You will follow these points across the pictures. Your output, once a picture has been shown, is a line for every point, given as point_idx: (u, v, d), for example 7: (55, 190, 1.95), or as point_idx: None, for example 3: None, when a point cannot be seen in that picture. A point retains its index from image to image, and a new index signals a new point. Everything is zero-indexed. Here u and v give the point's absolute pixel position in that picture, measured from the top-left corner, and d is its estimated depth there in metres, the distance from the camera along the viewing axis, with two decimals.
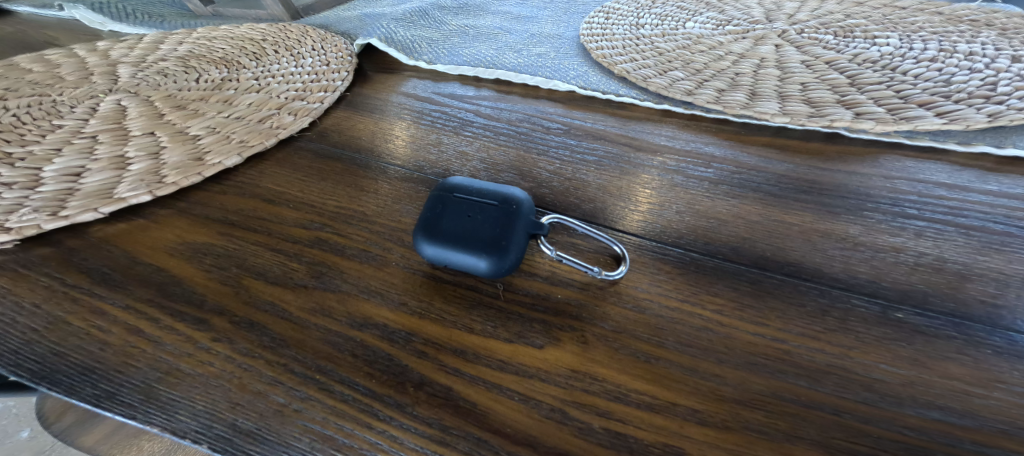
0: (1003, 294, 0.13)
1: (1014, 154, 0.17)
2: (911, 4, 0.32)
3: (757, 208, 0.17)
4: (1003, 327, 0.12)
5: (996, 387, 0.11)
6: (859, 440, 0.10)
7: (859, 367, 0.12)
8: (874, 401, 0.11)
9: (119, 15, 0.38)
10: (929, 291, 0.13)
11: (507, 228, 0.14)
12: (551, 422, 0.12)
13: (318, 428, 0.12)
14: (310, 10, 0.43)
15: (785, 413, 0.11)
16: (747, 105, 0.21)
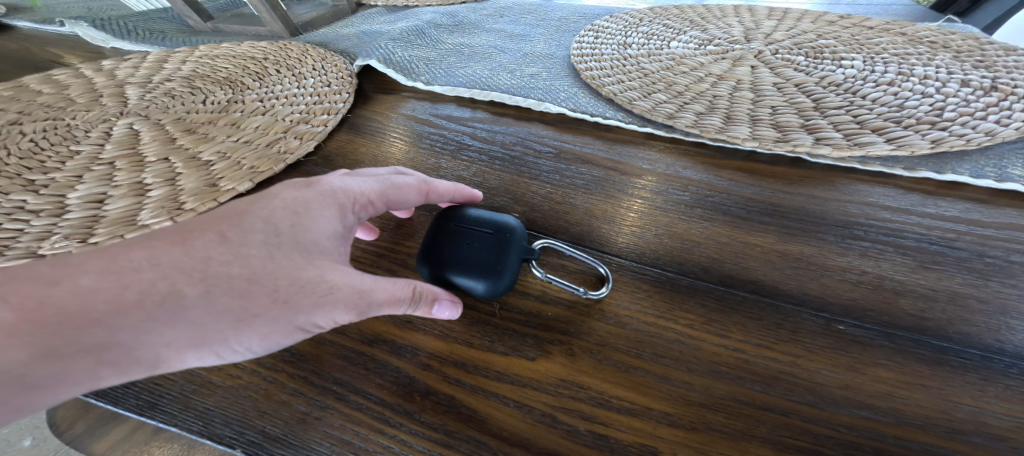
0: (931, 308, 0.15)
1: (952, 179, 0.19)
2: (879, 23, 0.34)
3: (725, 230, 0.19)
4: (929, 336, 0.14)
5: (918, 388, 0.13)
6: (802, 437, 0.12)
7: (805, 372, 0.14)
8: (816, 403, 0.13)
9: (120, 32, 0.39)
10: (869, 306, 0.15)
11: (502, 254, 0.16)
12: (542, 425, 0.13)
13: (337, 433, 0.14)
14: (308, 25, 0.44)
15: (741, 414, 0.13)
16: (721, 129, 0.23)
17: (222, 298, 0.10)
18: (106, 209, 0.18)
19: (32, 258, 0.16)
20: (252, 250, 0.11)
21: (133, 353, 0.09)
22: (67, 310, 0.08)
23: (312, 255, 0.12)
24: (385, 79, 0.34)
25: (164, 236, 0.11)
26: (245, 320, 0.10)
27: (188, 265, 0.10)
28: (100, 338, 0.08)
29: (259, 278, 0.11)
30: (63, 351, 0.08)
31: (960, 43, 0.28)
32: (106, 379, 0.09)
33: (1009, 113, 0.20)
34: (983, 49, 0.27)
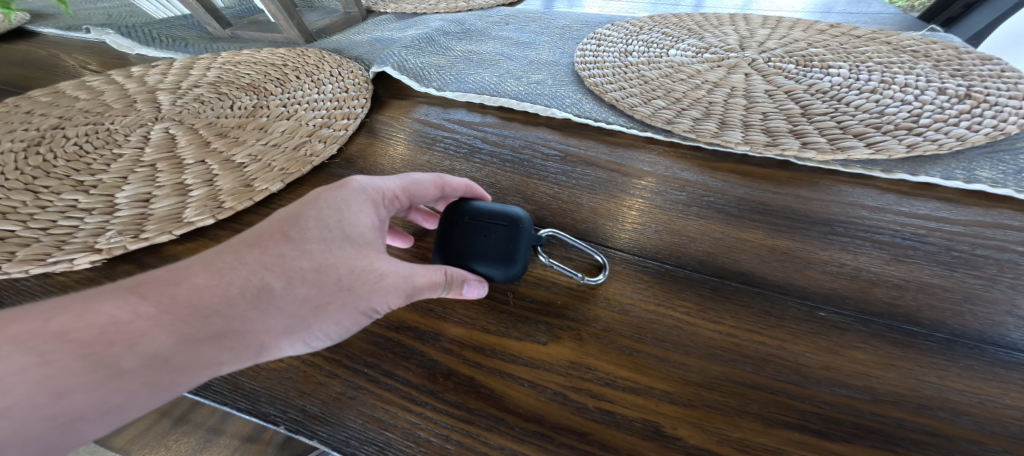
0: (903, 296, 0.16)
1: (926, 180, 0.20)
2: (866, 33, 0.36)
3: (720, 227, 0.21)
4: (901, 322, 0.16)
5: (888, 368, 0.14)
6: (788, 413, 0.14)
7: (791, 355, 0.15)
8: (799, 382, 0.14)
9: (145, 39, 0.41)
10: (849, 296, 0.17)
11: (516, 244, 0.18)
12: (555, 403, 0.15)
13: (370, 411, 0.16)
14: (322, 32, 0.46)
15: (733, 392, 0.14)
16: (716, 134, 0.25)
17: (300, 289, 0.12)
18: (153, 207, 0.20)
19: (92, 251, 0.18)
20: (313, 244, 0.13)
21: (242, 338, 0.11)
22: (192, 306, 0.11)
23: (361, 249, 0.14)
24: (398, 85, 0.36)
25: (240, 240, 0.13)
26: (320, 306, 0.12)
27: (267, 263, 0.12)
28: (219, 327, 0.11)
29: (325, 269, 0.13)
30: (195, 338, 0.10)
31: (942, 53, 0.30)
32: (228, 361, 0.11)
33: (981, 119, 0.22)
34: (964, 58, 0.29)
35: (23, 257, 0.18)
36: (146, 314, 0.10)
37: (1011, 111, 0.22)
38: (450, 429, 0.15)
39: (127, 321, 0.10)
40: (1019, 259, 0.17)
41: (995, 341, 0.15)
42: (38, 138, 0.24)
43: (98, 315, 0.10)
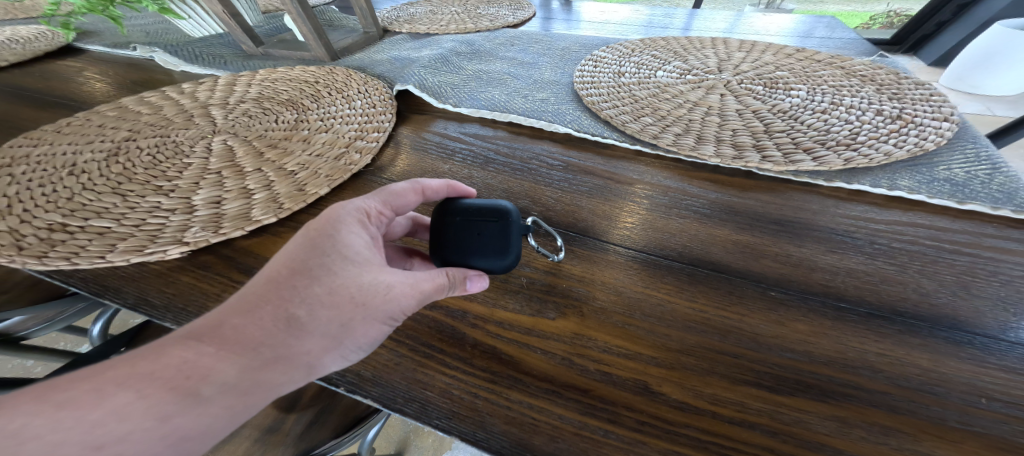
0: (836, 279, 0.21)
1: (859, 188, 0.25)
2: (826, 57, 0.41)
3: (695, 225, 0.25)
4: (834, 300, 0.20)
5: (821, 335, 0.18)
6: (746, 373, 0.17)
7: (748, 326, 0.19)
8: (754, 348, 0.18)
9: (189, 58, 0.46)
10: (796, 280, 0.21)
11: (508, 237, 0.20)
12: (563, 366, 0.19)
13: (412, 374, 0.19)
14: (346, 51, 0.52)
15: (703, 356, 0.18)
16: (693, 148, 0.30)
17: (322, 314, 0.15)
18: (226, 207, 0.25)
19: (180, 244, 0.22)
20: (321, 275, 0.16)
21: (289, 360, 0.14)
22: (242, 341, 0.14)
23: (361, 269, 0.16)
24: (417, 102, 0.41)
25: (263, 281, 0.16)
26: (342, 324, 0.15)
27: (289, 298, 0.15)
28: (268, 355, 0.14)
29: (338, 294, 0.15)
30: (252, 367, 0.14)
31: (889, 79, 0.34)
32: (286, 379, 0.14)
33: (909, 138, 0.27)
34: (907, 83, 0.33)
35: (123, 248, 0.21)
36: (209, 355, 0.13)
37: (934, 131, 0.27)
38: (478, 386, 0.18)
39: (194, 364, 0.13)
40: (928, 251, 0.21)
41: (904, 312, 0.19)
42: (117, 148, 0.29)
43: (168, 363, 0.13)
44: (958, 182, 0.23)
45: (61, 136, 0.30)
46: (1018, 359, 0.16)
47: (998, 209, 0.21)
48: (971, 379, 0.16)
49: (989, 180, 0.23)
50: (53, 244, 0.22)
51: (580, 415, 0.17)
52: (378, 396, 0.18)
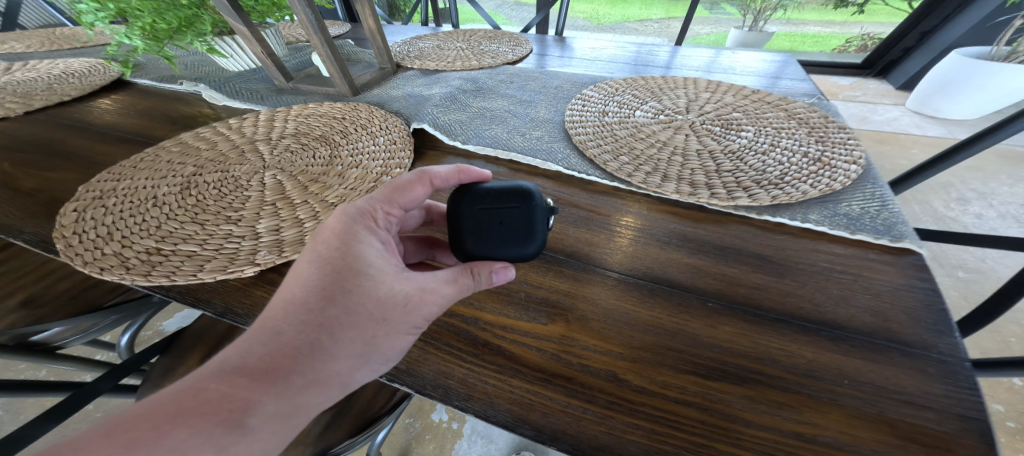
0: (760, 293, 0.27)
1: (784, 220, 0.32)
2: (776, 99, 0.48)
3: (656, 250, 0.32)
4: (757, 309, 0.26)
5: (744, 336, 0.25)
6: (686, 364, 0.24)
7: (691, 330, 0.26)
8: (695, 346, 0.25)
9: (230, 93, 0.55)
10: (730, 294, 0.28)
11: (530, 223, 0.26)
12: (553, 359, 0.25)
13: (436, 364, 0.25)
14: (365, 86, 0.59)
15: (657, 353, 0.25)
16: (658, 185, 0.37)
17: (350, 337, 0.21)
18: (283, 234, 0.31)
19: (253, 265, 0.28)
20: (342, 309, 0.21)
21: (330, 375, 0.20)
22: (289, 366, 0.19)
23: (372, 299, 0.22)
24: (431, 138, 0.47)
25: (292, 317, 0.21)
26: (367, 342, 0.21)
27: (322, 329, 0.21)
28: (314, 374, 0.20)
29: (360, 321, 0.21)
30: (304, 385, 0.19)
31: (821, 122, 0.42)
32: (329, 389, 0.20)
33: (825, 179, 0.33)
34: (835, 127, 0.41)
35: (210, 268, 0.28)
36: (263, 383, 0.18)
37: (845, 174, 0.34)
38: (488, 374, 0.24)
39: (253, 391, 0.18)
40: (831, 271, 0.28)
41: (806, 318, 0.25)
42: (188, 183, 0.36)
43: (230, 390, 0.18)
44: (855, 216, 0.30)
45: (138, 171, 0.37)
46: (877, 352, 0.22)
47: (881, 240, 0.28)
48: (842, 367, 0.22)
49: (880, 216, 0.30)
50: (153, 264, 0.28)
51: (566, 397, 0.22)
52: (411, 383, 0.24)
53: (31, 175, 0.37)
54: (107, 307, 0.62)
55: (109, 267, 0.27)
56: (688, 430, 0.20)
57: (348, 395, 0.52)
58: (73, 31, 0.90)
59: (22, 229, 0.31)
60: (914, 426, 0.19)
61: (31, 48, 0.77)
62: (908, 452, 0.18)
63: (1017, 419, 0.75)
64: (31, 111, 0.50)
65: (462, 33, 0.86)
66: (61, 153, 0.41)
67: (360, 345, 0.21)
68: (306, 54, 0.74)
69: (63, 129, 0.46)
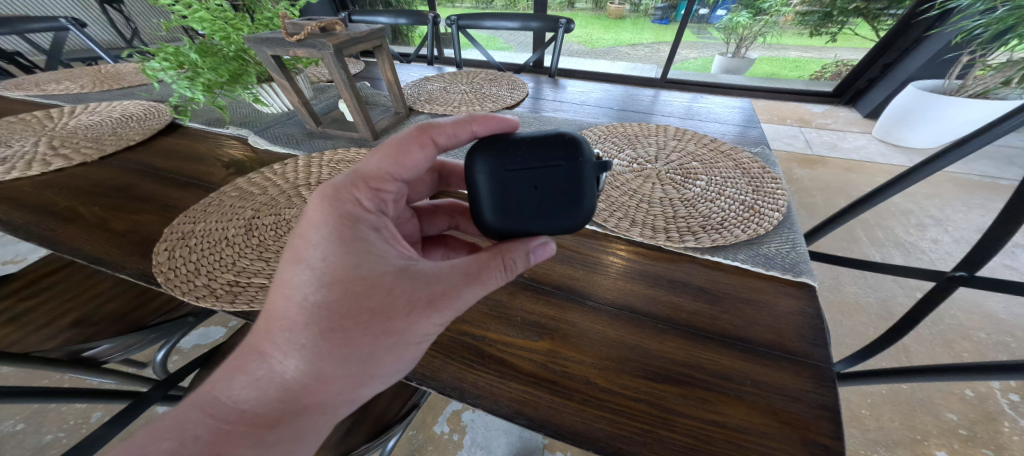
0: (698, 318, 0.36)
1: (719, 260, 0.41)
2: (730, 149, 0.58)
3: (624, 282, 0.41)
4: (696, 331, 0.35)
5: (685, 350, 0.33)
6: (641, 371, 0.32)
7: (647, 345, 0.34)
8: (648, 357, 0.33)
9: (270, 138, 0.66)
10: (676, 318, 0.36)
11: (576, 184, 0.29)
12: (542, 367, 0.32)
13: (452, 371, 0.32)
14: (384, 131, 0.69)
15: (620, 362, 0.32)
16: (627, 230, 0.46)
17: (356, 352, 0.25)
18: None
19: None
20: (344, 329, 0.25)
21: (349, 380, 0.26)
22: (316, 378, 0.25)
23: (370, 320, 0.25)
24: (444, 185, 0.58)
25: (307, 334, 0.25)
26: (372, 355, 0.25)
27: (331, 347, 0.25)
28: (336, 381, 0.26)
29: (360, 339, 0.25)
30: (331, 389, 0.26)
31: (761, 173, 0.51)
32: (350, 388, 0.26)
33: (753, 225, 0.43)
34: (771, 178, 0.50)
35: None
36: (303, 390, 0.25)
37: (770, 221, 0.43)
38: (492, 378, 0.32)
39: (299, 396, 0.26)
40: (753, 301, 0.36)
41: (730, 337, 0.34)
42: (250, 225, 0.45)
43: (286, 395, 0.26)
44: (771, 257, 0.40)
45: (209, 215, 0.46)
46: (777, 363, 0.31)
47: (788, 276, 0.38)
48: (751, 374, 0.30)
49: (791, 257, 0.39)
50: (235, 294, 0.36)
51: (551, 396, 0.30)
52: (434, 386, 0.31)
53: (120, 218, 0.46)
54: (150, 325, 0.70)
55: (202, 297, 0.36)
56: (639, 419, 0.28)
57: (364, 405, 0.59)
58: (118, 70, 1.01)
59: (123, 265, 0.40)
60: (789, 413, 0.27)
61: (86, 88, 0.88)
62: (782, 430, 0.26)
63: (967, 427, 0.82)
64: (105, 155, 0.59)
65: (466, 76, 0.97)
66: (140, 197, 0.50)
67: (367, 357, 0.25)
68: (331, 97, 0.85)
69: (135, 173, 0.55)
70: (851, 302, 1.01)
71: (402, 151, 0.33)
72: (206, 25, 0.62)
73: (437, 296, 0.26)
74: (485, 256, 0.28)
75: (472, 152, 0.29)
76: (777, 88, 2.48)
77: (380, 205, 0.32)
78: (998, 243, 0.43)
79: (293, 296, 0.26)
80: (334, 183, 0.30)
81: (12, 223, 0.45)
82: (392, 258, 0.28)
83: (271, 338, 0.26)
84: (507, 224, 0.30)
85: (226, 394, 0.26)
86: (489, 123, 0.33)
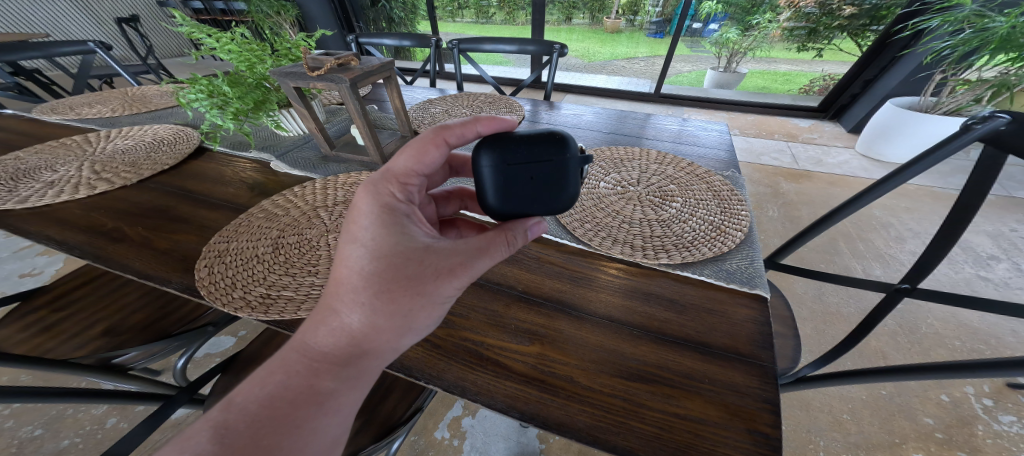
0: (666, 326, 0.42)
1: (688, 274, 0.48)
2: (704, 174, 0.67)
3: (605, 294, 0.47)
4: (666, 336, 0.40)
5: (657, 351, 0.39)
6: (616, 373, 0.37)
7: (624, 350, 0.39)
8: (625, 359, 0.38)
9: (289, 162, 0.74)
10: (648, 326, 0.42)
11: (563, 176, 0.34)
12: (531, 368, 0.38)
13: (454, 373, 0.38)
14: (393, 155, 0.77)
15: (598, 363, 0.38)
16: (610, 248, 0.52)
17: (398, 312, 0.31)
18: None
19: None
20: (390, 292, 0.31)
21: (392, 337, 0.32)
22: (368, 335, 0.31)
23: (411, 285, 0.31)
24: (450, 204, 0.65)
25: (361, 297, 0.31)
26: (412, 315, 0.31)
27: (380, 307, 0.31)
28: (383, 338, 0.31)
29: (402, 300, 0.31)
30: (379, 342, 0.31)
31: (730, 195, 0.61)
32: (392, 345, 0.32)
33: (718, 243, 0.51)
34: (738, 200, 0.59)
35: (304, 308, 0.42)
36: (356, 345, 0.31)
37: (733, 239, 0.51)
38: (488, 378, 0.37)
39: (353, 351, 0.31)
40: (714, 311, 0.43)
41: (693, 342, 0.39)
42: (276, 243, 0.51)
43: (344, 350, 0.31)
44: (732, 271, 0.47)
45: (240, 234, 0.53)
46: (731, 363, 0.37)
47: (746, 288, 0.44)
48: (710, 374, 0.36)
49: (749, 272, 0.47)
50: (268, 305, 0.42)
51: (541, 392, 0.35)
52: (439, 384, 0.37)
53: (162, 237, 0.53)
54: (174, 333, 0.75)
55: (239, 308, 0.41)
56: (613, 411, 0.33)
57: (372, 407, 0.64)
58: (143, 92, 1.09)
59: (170, 279, 0.46)
60: (738, 406, 0.33)
61: (117, 111, 0.96)
62: (732, 421, 0.31)
63: (943, 431, 0.87)
64: (143, 179, 0.67)
65: (467, 98, 1.05)
66: (178, 219, 0.57)
67: (407, 317, 0.31)
68: (342, 121, 0.93)
69: (171, 196, 0.62)
70: (833, 312, 1.06)
71: (421, 151, 0.37)
72: (233, 55, 0.68)
73: (456, 266, 0.32)
74: (491, 234, 0.34)
75: (478, 147, 0.34)
76: (766, 101, 2.57)
77: (410, 196, 0.37)
78: (934, 260, 0.49)
79: (351, 266, 0.32)
80: (373, 180, 0.36)
81: (68, 242, 0.52)
82: (422, 237, 0.34)
83: (338, 297, 0.32)
84: (507, 209, 0.36)
85: (306, 346, 0.32)
86: (492, 124, 0.37)
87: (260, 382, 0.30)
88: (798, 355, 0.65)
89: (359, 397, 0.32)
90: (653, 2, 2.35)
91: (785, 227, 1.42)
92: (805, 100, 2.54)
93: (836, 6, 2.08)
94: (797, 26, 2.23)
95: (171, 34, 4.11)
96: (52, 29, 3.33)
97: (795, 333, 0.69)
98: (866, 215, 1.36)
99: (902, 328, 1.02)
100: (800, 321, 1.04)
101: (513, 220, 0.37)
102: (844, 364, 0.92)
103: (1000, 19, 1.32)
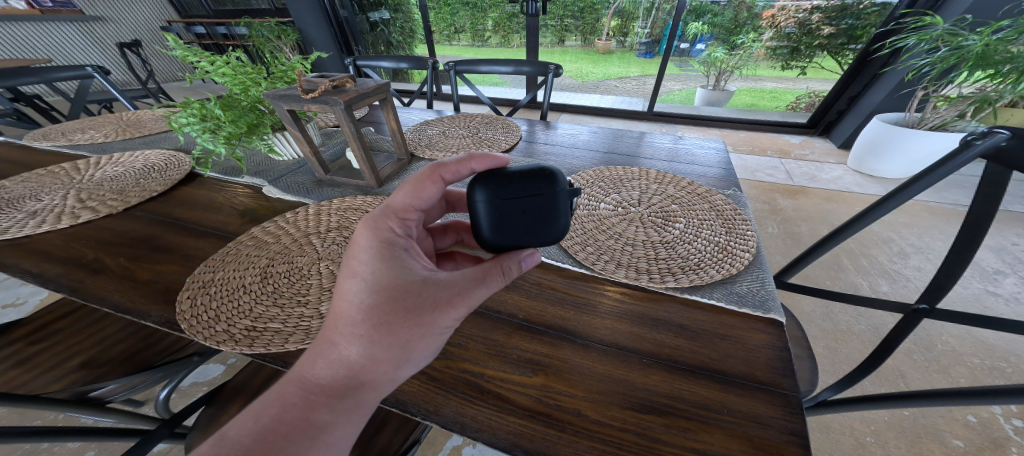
0: (680, 352, 0.39)
1: (699, 300, 0.46)
2: (705, 193, 0.67)
3: (610, 321, 0.44)
4: (679, 361, 0.38)
5: (670, 377, 0.37)
6: (627, 406, 0.34)
7: (633, 381, 0.36)
8: (634, 387, 0.36)
9: (283, 187, 0.72)
10: (658, 352, 0.40)
11: (555, 209, 0.33)
12: (538, 401, 0.35)
13: (455, 407, 0.35)
14: (388, 178, 0.76)
15: (608, 395, 0.35)
16: (614, 272, 0.51)
17: (396, 347, 0.29)
18: None
19: None
20: (392, 324, 0.29)
21: (392, 370, 0.29)
22: (366, 370, 0.29)
23: (411, 319, 0.29)
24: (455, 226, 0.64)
25: (361, 330, 0.29)
26: (410, 348, 0.29)
27: (379, 342, 0.29)
28: (381, 372, 0.29)
29: (402, 332, 0.29)
30: (379, 376, 0.29)
31: (733, 215, 0.60)
32: (389, 381, 0.30)
33: (726, 265, 0.49)
34: (742, 219, 0.59)
35: (293, 340, 0.39)
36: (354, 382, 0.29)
37: (741, 261, 0.50)
38: (491, 412, 0.34)
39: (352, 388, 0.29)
40: (730, 337, 0.41)
41: (709, 368, 0.37)
42: (265, 272, 0.49)
43: (342, 386, 0.29)
44: (743, 295, 0.45)
45: (227, 263, 0.50)
46: (751, 392, 0.34)
47: (759, 312, 0.43)
48: (731, 405, 0.33)
49: (761, 295, 0.45)
50: (253, 338, 0.39)
51: (547, 428, 0.32)
52: (437, 420, 0.34)
53: (144, 268, 0.50)
54: (157, 365, 0.71)
55: (222, 341, 0.39)
56: (628, 448, 0.30)
57: (367, 440, 0.60)
58: (138, 117, 1.09)
59: (149, 313, 0.43)
60: (763, 439, 0.30)
61: (109, 137, 0.95)
62: None
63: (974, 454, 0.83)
64: (130, 206, 0.65)
65: (463, 119, 1.06)
66: (164, 247, 0.55)
67: (408, 350, 0.29)
68: (338, 144, 0.93)
69: (159, 224, 0.60)
70: (844, 329, 1.04)
71: (419, 188, 0.35)
72: (227, 78, 0.68)
73: (455, 296, 0.30)
74: (487, 264, 0.33)
75: (473, 183, 0.33)
76: (756, 118, 2.64)
77: (409, 231, 0.36)
78: (951, 280, 0.47)
79: (350, 299, 0.30)
80: (373, 216, 0.34)
81: (44, 275, 0.49)
82: (420, 270, 0.33)
83: (336, 329, 0.30)
84: (503, 241, 0.34)
85: (303, 376, 0.29)
86: (487, 161, 0.36)
87: (254, 415, 0.27)
88: (816, 377, 0.63)
89: (355, 430, 0.29)
90: (641, 24, 2.45)
91: (786, 244, 1.41)
92: (793, 116, 2.59)
93: (816, 26, 2.16)
94: (780, 45, 2.31)
95: (172, 59, 4.19)
96: (56, 54, 3.39)
97: (812, 355, 0.67)
98: (867, 231, 1.37)
99: (917, 346, 0.99)
100: (812, 339, 1.01)
101: (509, 251, 0.36)
102: (863, 385, 0.89)
103: (973, 38, 1.38)
